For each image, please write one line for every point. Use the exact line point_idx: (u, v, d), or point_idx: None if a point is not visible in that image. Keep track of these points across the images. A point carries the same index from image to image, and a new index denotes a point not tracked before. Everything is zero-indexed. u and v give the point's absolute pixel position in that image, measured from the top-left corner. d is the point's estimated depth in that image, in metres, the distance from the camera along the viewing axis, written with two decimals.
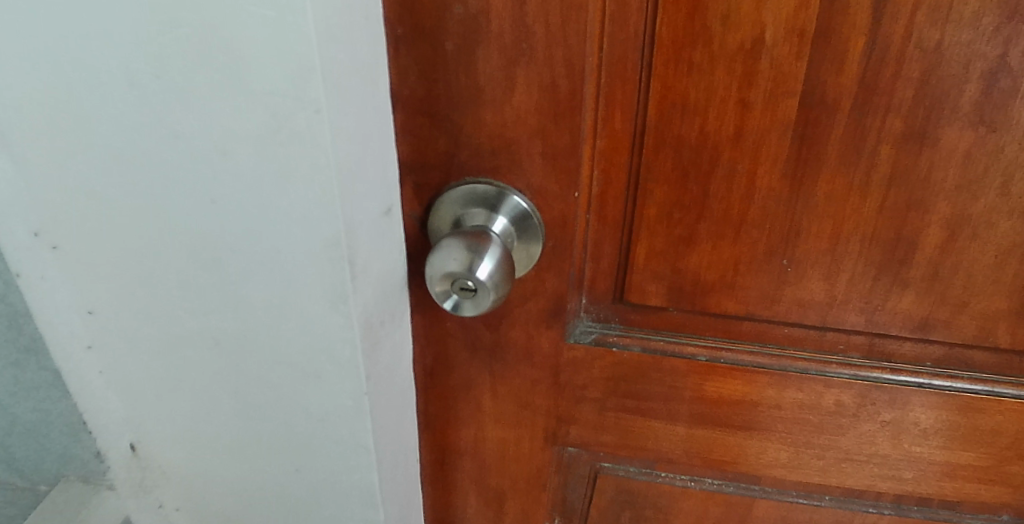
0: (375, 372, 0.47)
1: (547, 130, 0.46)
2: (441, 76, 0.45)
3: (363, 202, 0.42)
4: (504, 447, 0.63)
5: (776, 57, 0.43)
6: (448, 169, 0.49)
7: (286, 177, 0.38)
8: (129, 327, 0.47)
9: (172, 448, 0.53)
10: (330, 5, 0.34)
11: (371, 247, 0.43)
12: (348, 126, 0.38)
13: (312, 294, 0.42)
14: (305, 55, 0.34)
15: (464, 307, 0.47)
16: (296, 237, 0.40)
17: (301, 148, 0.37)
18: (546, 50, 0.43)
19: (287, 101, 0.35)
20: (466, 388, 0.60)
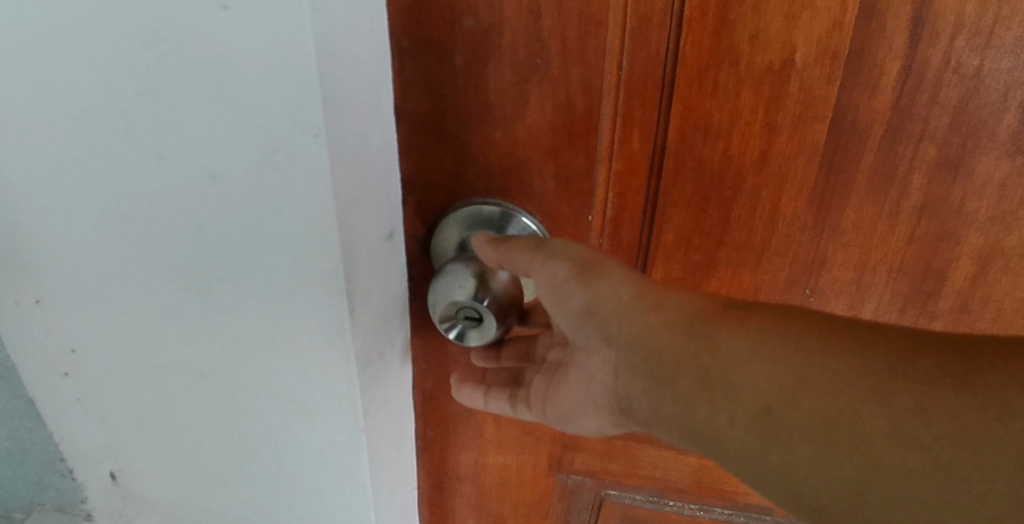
0: (374, 409, 0.44)
1: (560, 151, 0.43)
2: (449, 91, 0.42)
3: (367, 229, 0.39)
4: (505, 473, 0.62)
5: (806, 79, 0.40)
6: (454, 190, 0.46)
7: (281, 203, 0.35)
8: (107, 355, 0.44)
9: (152, 481, 0.50)
10: (334, 23, 0.32)
11: (372, 275, 0.41)
12: (350, 148, 0.35)
13: (307, 326, 0.39)
14: (305, 71, 0.31)
15: (469, 337, 0.45)
16: (291, 266, 0.37)
17: (300, 172, 0.34)
18: (561, 67, 0.40)
19: (284, 123, 0.33)
20: (468, 412, 0.59)
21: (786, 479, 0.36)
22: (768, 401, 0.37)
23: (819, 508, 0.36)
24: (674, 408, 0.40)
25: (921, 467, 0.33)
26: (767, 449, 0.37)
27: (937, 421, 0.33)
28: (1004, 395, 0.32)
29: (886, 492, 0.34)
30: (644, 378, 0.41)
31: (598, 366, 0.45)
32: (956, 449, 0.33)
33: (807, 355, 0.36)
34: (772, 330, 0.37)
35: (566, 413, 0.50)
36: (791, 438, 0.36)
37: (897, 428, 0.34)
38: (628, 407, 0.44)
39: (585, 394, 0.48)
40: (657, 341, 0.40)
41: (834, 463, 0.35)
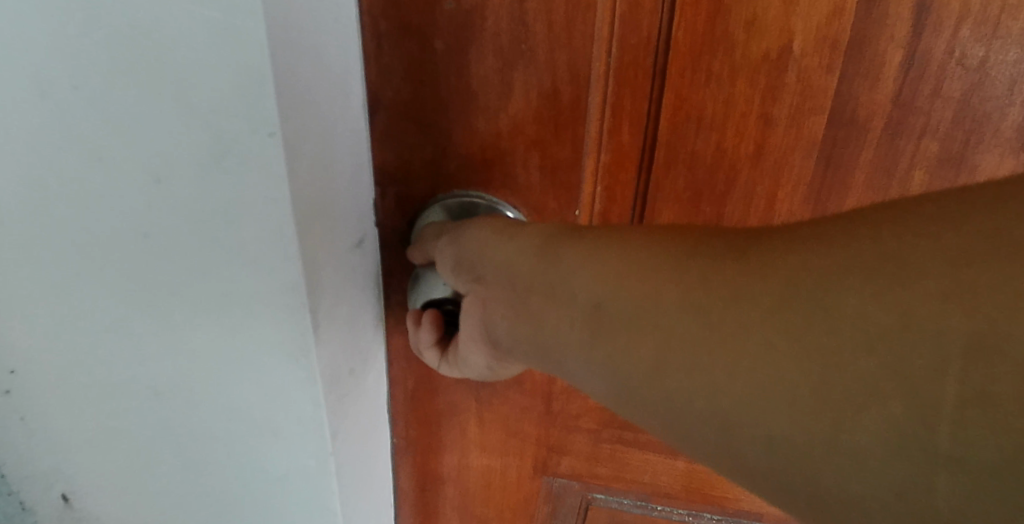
0: (344, 425, 0.42)
1: (546, 142, 0.41)
2: (429, 78, 0.40)
3: (332, 235, 0.37)
4: (489, 474, 0.61)
5: (804, 69, 0.38)
6: (435, 181, 0.44)
7: (236, 211, 0.33)
8: (63, 363, 0.42)
9: (116, 490, 0.49)
10: (292, 12, 0.29)
11: (337, 288, 0.39)
12: (313, 154, 0.33)
13: (269, 343, 0.37)
14: (257, 66, 0.29)
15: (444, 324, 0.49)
16: (249, 279, 0.35)
17: (256, 174, 0.32)
18: (547, 53, 0.38)
19: (237, 123, 0.31)
20: (451, 413, 0.57)
21: (615, 378, 0.32)
22: (594, 296, 0.34)
23: (635, 408, 0.32)
24: (520, 320, 0.38)
25: (739, 353, 0.28)
26: (596, 347, 0.33)
27: (738, 302, 0.28)
28: (803, 267, 0.27)
29: (696, 376, 0.29)
30: (498, 293, 0.39)
31: (472, 298, 0.41)
32: (752, 331, 0.28)
33: (633, 249, 0.33)
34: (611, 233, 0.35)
35: (460, 351, 0.44)
36: (615, 330, 0.33)
37: (699, 305, 0.30)
38: (497, 336, 0.40)
39: (466, 332, 0.42)
40: (503, 258, 0.39)
41: (648, 355, 0.31)
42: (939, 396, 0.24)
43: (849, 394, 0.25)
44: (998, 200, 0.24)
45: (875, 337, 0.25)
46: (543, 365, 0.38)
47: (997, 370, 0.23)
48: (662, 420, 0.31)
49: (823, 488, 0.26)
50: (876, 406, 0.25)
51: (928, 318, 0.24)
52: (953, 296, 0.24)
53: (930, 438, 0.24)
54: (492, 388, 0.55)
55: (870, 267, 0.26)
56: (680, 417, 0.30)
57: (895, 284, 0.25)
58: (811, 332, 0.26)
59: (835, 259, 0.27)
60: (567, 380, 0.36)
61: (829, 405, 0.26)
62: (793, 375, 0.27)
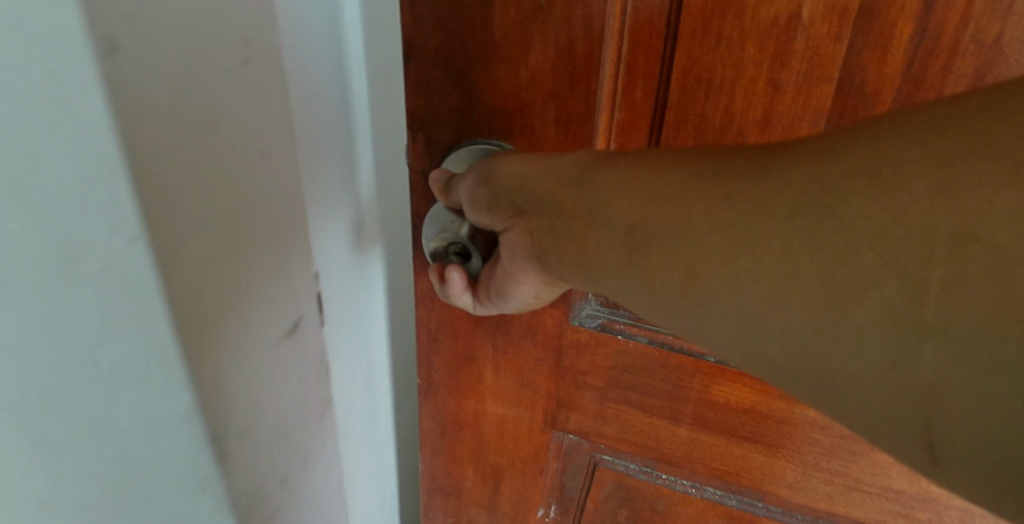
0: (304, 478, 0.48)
1: (561, 96, 0.44)
2: (458, 28, 0.44)
3: (286, 310, 0.41)
4: (503, 424, 0.65)
5: (812, 36, 0.39)
6: (460, 128, 0.48)
7: (107, 318, 0.31)
8: None
9: None
10: (156, 48, 0.29)
11: (222, 358, 0.36)
12: (176, 211, 0.31)
13: (142, 430, 0.35)
14: (97, 134, 0.27)
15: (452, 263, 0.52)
16: (123, 379, 0.33)
17: (116, 263, 0.30)
18: (564, 7, 0.41)
19: (75, 212, 0.28)
20: (470, 358, 0.61)
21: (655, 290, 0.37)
22: (627, 218, 0.38)
23: (670, 313, 0.37)
24: (562, 245, 0.42)
25: (761, 260, 0.32)
26: (634, 263, 0.38)
27: (758, 214, 0.33)
28: (814, 179, 0.31)
29: (722, 281, 0.34)
30: (538, 223, 0.43)
31: (517, 230, 0.44)
32: (770, 235, 0.32)
33: (660, 169, 0.37)
34: (639, 156, 0.39)
35: (502, 280, 0.48)
36: (650, 248, 0.37)
37: (722, 221, 0.34)
38: (546, 258, 0.44)
39: (515, 260, 0.46)
40: (542, 185, 0.42)
41: (680, 267, 0.36)
42: (926, 279, 0.28)
43: (854, 290, 0.30)
44: (983, 104, 0.27)
45: (877, 233, 0.29)
46: (585, 283, 0.42)
47: (970, 256, 0.27)
48: (692, 321, 0.36)
49: (837, 372, 0.31)
50: (875, 293, 0.29)
51: (919, 215, 0.28)
52: (938, 191, 0.27)
53: (918, 315, 0.28)
54: (507, 337, 0.58)
55: (869, 174, 0.29)
56: (722, 316, 0.34)
57: (890, 188, 0.29)
58: (823, 235, 0.30)
59: (839, 169, 0.30)
60: (607, 293, 0.41)
61: (835, 295, 0.30)
62: (812, 277, 0.31)
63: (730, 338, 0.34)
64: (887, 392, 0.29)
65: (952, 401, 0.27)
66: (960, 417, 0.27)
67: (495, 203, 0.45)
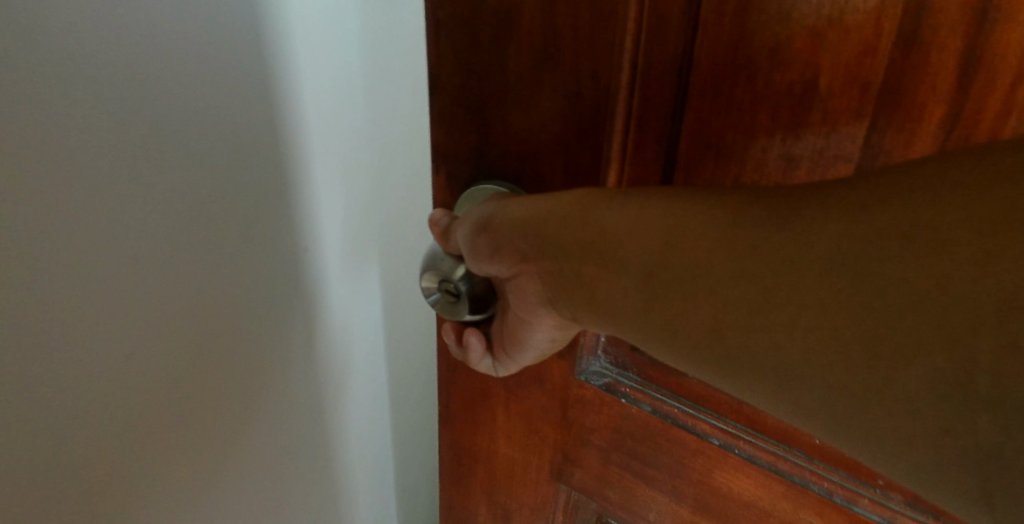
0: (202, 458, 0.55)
1: (571, 143, 0.43)
2: (475, 68, 0.44)
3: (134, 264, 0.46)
4: (513, 466, 0.63)
5: (830, 110, 0.35)
6: (477, 166, 0.48)
7: None
8: None
9: None
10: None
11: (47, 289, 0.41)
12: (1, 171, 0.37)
13: None
14: None
15: (442, 306, 0.48)
16: None
17: None
18: (574, 56, 0.40)
19: None
20: (483, 394, 0.60)
21: (683, 338, 0.36)
22: (647, 265, 0.37)
23: (698, 363, 0.36)
24: (577, 289, 0.40)
25: (792, 316, 0.31)
26: (657, 309, 0.37)
27: (789, 271, 0.32)
28: (846, 238, 0.30)
29: (754, 334, 0.33)
30: (542, 266, 0.41)
31: (524, 277, 0.43)
32: (803, 291, 0.31)
33: (676, 215, 0.36)
34: (647, 198, 0.37)
35: (511, 328, 0.46)
36: (673, 296, 0.36)
37: (749, 274, 0.33)
38: (556, 301, 0.42)
39: (524, 305, 0.44)
40: (546, 229, 0.40)
41: (708, 317, 0.34)
42: (975, 352, 0.26)
43: (889, 353, 0.29)
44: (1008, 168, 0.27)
45: (918, 298, 0.28)
46: (602, 324, 0.40)
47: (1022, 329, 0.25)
48: (721, 371, 0.35)
49: (879, 428, 0.29)
50: (921, 357, 0.28)
51: (964, 284, 0.27)
52: (982, 260, 0.26)
53: (969, 386, 0.27)
54: (518, 379, 0.57)
55: (904, 238, 0.28)
56: (756, 369, 0.33)
57: (927, 253, 0.28)
58: (859, 297, 0.29)
59: (870, 232, 0.29)
60: (624, 335, 0.40)
61: (877, 357, 0.29)
62: (850, 337, 0.30)
63: (767, 389, 0.33)
64: (921, 456, 0.29)
65: (1009, 456, 0.26)
66: (1013, 480, 0.26)
67: (493, 248, 0.43)
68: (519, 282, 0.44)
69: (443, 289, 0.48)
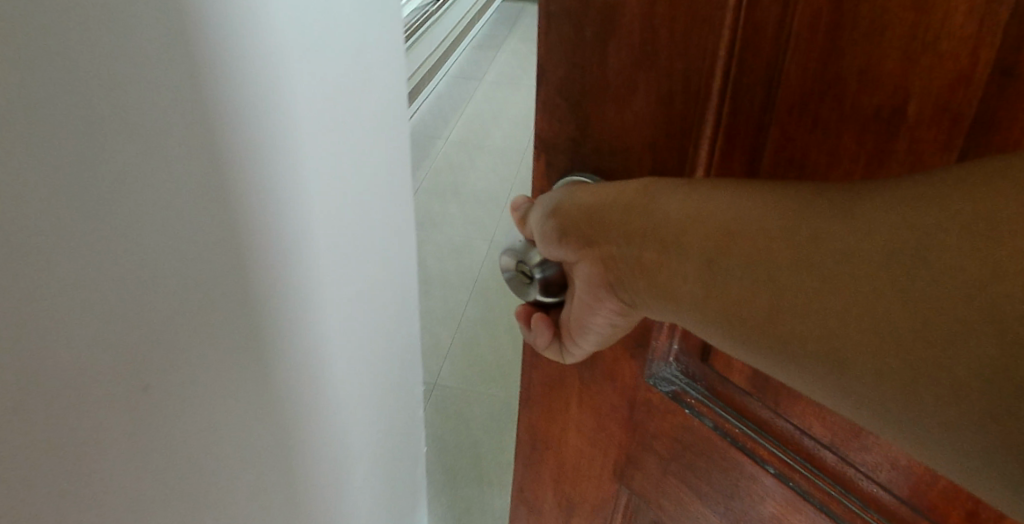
0: (229, 434, 0.57)
1: (659, 145, 0.44)
2: (579, 62, 0.45)
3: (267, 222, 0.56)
4: (581, 460, 0.64)
5: (917, 140, 0.33)
6: (573, 157, 0.49)
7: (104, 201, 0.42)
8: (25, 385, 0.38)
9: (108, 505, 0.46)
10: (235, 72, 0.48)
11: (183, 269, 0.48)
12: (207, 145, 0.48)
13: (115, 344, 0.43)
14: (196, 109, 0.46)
15: (516, 286, 0.51)
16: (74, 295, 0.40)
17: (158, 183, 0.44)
18: (668, 59, 0.41)
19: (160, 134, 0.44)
20: (560, 384, 0.62)
21: (738, 324, 0.36)
22: (704, 253, 0.37)
23: (750, 350, 0.36)
24: (634, 274, 0.41)
25: (846, 305, 0.31)
26: (712, 297, 0.37)
27: (843, 262, 0.31)
28: (905, 230, 0.30)
29: (808, 322, 0.33)
30: (602, 249, 0.42)
31: (586, 262, 0.44)
32: (859, 283, 0.31)
33: (736, 204, 0.36)
34: (707, 187, 0.38)
35: (574, 314, 0.47)
36: (729, 284, 0.36)
37: (806, 262, 0.33)
38: (615, 287, 0.43)
39: (586, 291, 0.45)
40: (611, 214, 0.41)
41: (762, 304, 0.34)
42: None
43: (942, 340, 0.28)
44: None
45: (974, 286, 0.27)
46: (658, 310, 0.41)
47: None
48: (775, 359, 0.35)
49: (931, 412, 0.29)
50: (974, 343, 0.27)
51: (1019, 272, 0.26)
52: None
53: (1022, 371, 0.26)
54: (591, 375, 0.58)
55: (962, 228, 0.28)
56: (809, 358, 0.33)
57: (985, 244, 0.27)
58: (914, 286, 0.29)
59: (929, 224, 0.29)
60: (680, 322, 0.40)
61: (930, 346, 0.29)
62: (903, 325, 0.29)
63: (819, 376, 0.33)
64: (963, 441, 0.29)
65: None
66: None
67: (560, 231, 0.44)
68: (580, 267, 0.45)
69: (519, 271, 0.51)
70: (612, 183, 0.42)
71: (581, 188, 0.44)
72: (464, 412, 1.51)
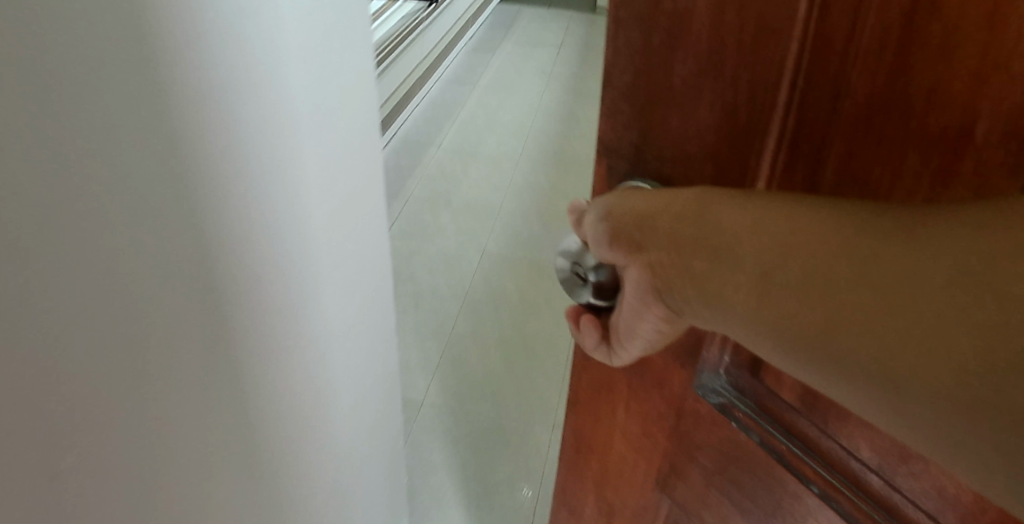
0: (206, 426, 0.57)
1: (721, 154, 0.43)
2: (645, 68, 0.45)
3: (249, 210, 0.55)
4: (624, 466, 0.64)
5: (984, 160, 0.33)
6: (635, 162, 0.50)
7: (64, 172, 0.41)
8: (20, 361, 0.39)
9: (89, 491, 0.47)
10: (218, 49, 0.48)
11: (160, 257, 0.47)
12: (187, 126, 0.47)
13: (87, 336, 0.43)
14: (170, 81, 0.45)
15: (570, 287, 0.52)
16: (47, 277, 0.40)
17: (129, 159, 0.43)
18: (734, 69, 0.40)
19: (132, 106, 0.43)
20: (607, 389, 0.61)
21: (790, 339, 0.35)
22: (761, 264, 0.37)
23: (803, 366, 0.35)
24: (686, 282, 0.40)
25: (909, 324, 0.31)
26: (766, 309, 0.36)
27: (908, 282, 0.31)
28: (974, 253, 0.30)
29: (865, 340, 0.32)
30: (655, 256, 0.42)
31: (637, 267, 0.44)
32: (923, 303, 0.31)
33: (797, 217, 0.36)
34: (767, 199, 0.37)
35: (624, 319, 0.47)
36: (784, 297, 0.35)
37: (868, 279, 0.33)
38: (665, 294, 0.42)
39: (635, 298, 0.45)
40: (667, 219, 0.41)
41: (817, 319, 0.34)
42: None
43: (1007, 365, 0.28)
44: None
45: None
46: (708, 320, 0.41)
47: None
48: (826, 375, 0.34)
49: (989, 436, 0.29)
50: None
51: None
52: None
53: None
54: (639, 382, 0.58)
55: None
56: (863, 376, 0.33)
57: None
58: (980, 309, 0.29)
59: (1001, 248, 0.29)
60: (729, 334, 0.39)
61: (993, 371, 0.28)
62: (966, 348, 0.29)
63: (873, 396, 0.33)
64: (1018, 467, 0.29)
65: None
66: None
67: (614, 233, 0.44)
68: (631, 271, 0.45)
69: (573, 272, 0.51)
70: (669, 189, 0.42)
71: (636, 191, 0.44)
72: (473, 424, 1.48)
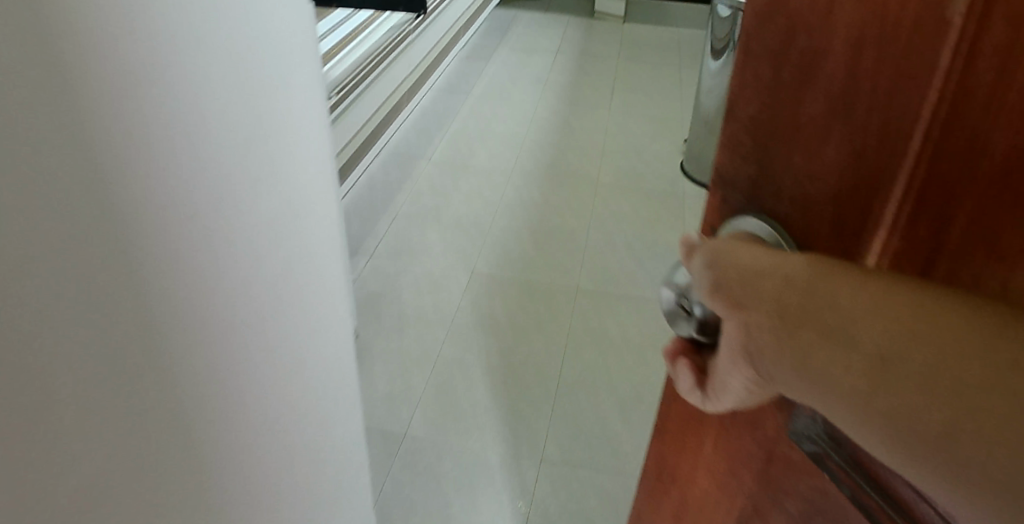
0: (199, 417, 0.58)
1: (843, 199, 0.43)
2: (772, 102, 0.45)
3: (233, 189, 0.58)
4: (705, 502, 0.63)
5: None
6: (750, 196, 0.49)
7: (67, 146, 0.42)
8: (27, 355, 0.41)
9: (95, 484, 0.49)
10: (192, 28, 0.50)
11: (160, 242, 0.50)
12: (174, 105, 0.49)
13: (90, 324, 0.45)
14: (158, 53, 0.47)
15: (675, 318, 0.52)
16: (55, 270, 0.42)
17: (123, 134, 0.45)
18: (867, 113, 0.40)
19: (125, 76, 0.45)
20: (698, 420, 0.61)
21: (900, 430, 0.34)
22: (879, 347, 0.35)
23: (911, 455, 0.34)
24: (788, 351, 0.39)
25: None
26: (877, 396, 0.35)
27: None
28: None
29: (990, 447, 0.31)
30: (757, 320, 0.41)
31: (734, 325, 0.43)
32: None
33: (927, 306, 0.35)
34: (892, 281, 0.37)
35: (719, 372, 0.47)
36: (900, 386, 0.34)
37: (1002, 384, 0.32)
38: (762, 359, 0.42)
39: (728, 354, 0.45)
40: (775, 284, 0.41)
41: (936, 416, 0.33)
42: None
43: None
44: None
45: None
46: (804, 394, 0.39)
47: None
48: (937, 473, 0.33)
49: None
50: None
51: None
52: None
53: None
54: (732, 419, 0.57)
55: None
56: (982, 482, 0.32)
57: None
58: None
59: None
60: (826, 412, 0.38)
61: None
62: None
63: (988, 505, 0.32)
64: None
65: None
66: None
67: (716, 288, 0.44)
68: (728, 329, 0.44)
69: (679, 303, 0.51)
70: (780, 252, 0.42)
71: (747, 247, 0.44)
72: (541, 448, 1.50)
